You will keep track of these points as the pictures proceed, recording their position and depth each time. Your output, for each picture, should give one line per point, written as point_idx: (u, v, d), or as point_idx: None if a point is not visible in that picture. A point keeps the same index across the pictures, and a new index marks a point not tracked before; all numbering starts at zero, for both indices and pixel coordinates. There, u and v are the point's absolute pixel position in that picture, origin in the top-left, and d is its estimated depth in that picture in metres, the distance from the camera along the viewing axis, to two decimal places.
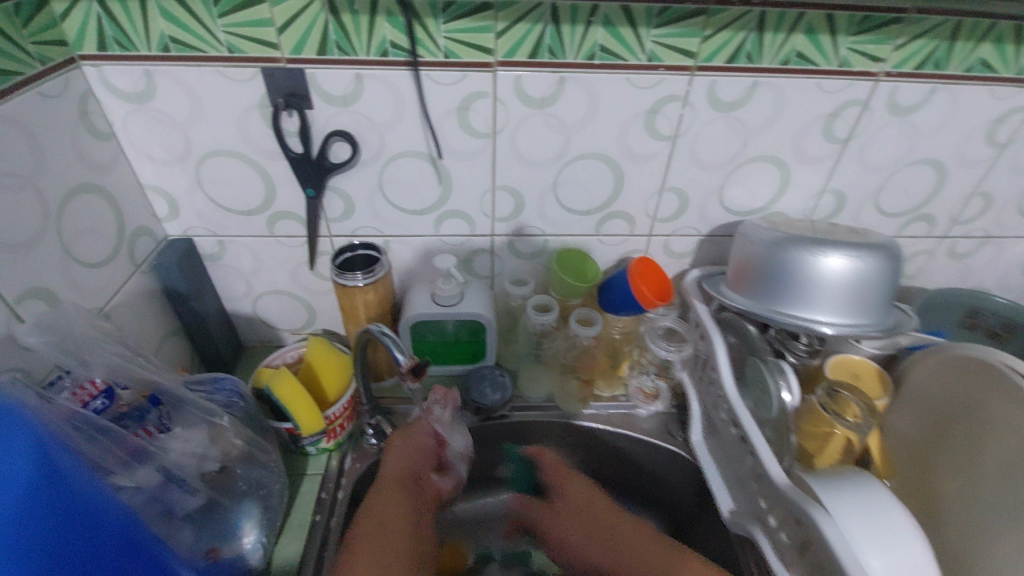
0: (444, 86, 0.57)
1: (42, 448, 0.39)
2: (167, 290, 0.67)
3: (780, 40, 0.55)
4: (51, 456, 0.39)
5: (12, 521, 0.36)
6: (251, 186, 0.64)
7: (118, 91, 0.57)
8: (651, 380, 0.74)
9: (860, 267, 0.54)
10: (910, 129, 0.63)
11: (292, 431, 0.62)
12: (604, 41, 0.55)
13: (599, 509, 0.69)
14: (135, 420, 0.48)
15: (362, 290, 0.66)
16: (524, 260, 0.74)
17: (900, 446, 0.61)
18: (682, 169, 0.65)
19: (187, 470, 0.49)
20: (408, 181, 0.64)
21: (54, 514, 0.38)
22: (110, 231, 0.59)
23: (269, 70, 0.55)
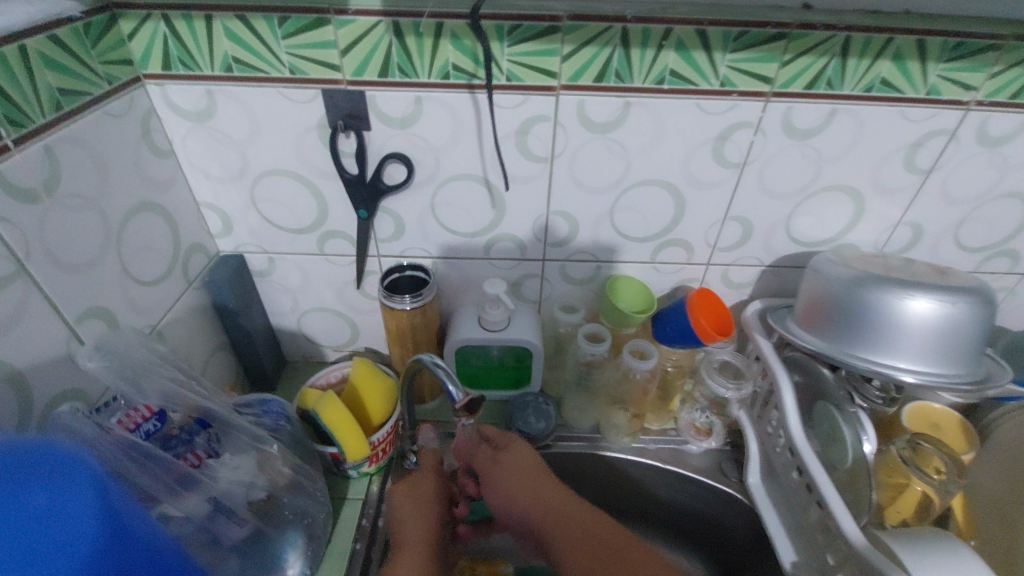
0: (504, 109, 0.55)
1: (103, 488, 0.33)
2: (216, 306, 0.66)
3: (865, 67, 0.52)
4: (112, 498, 0.33)
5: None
6: (304, 205, 0.63)
7: (179, 110, 0.57)
8: (704, 416, 0.70)
9: (950, 313, 0.50)
10: (1000, 161, 0.59)
11: (336, 456, 0.61)
12: (675, 65, 0.52)
13: (545, 486, 0.55)
14: (183, 444, 0.47)
15: (410, 313, 0.64)
16: (575, 285, 0.71)
17: (982, 502, 0.54)
18: (748, 198, 0.62)
19: (236, 499, 0.48)
20: (461, 204, 0.63)
21: (113, 569, 0.32)
22: (165, 248, 0.59)
23: (329, 91, 0.54)
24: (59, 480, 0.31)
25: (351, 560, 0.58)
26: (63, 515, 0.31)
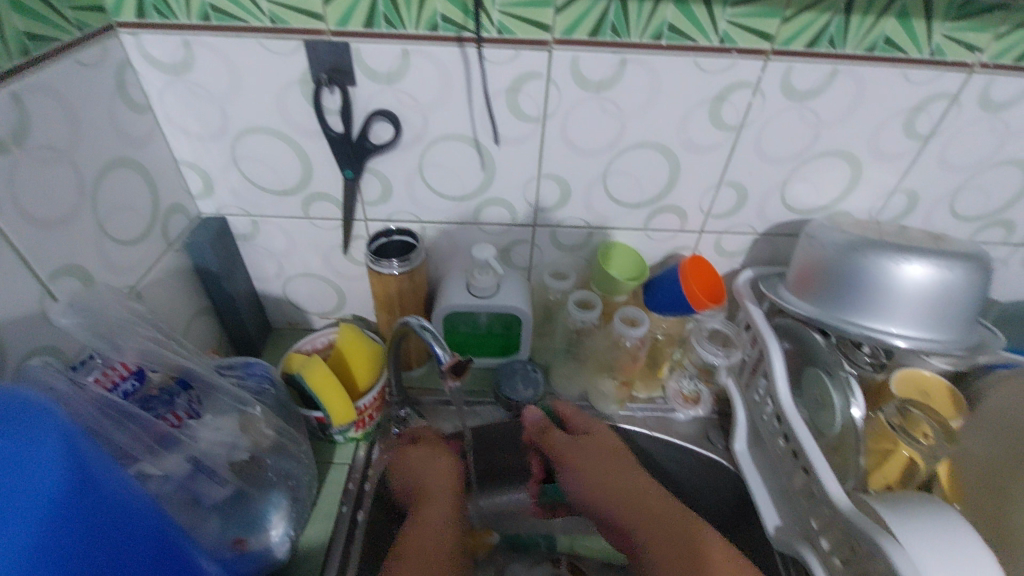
0: (496, 65, 0.53)
1: (72, 446, 0.32)
2: (198, 269, 0.65)
3: (868, 25, 0.50)
4: (82, 455, 0.32)
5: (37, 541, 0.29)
6: (287, 166, 0.61)
7: (154, 61, 0.54)
8: (692, 384, 0.72)
9: (945, 279, 0.50)
10: (1001, 127, 0.58)
11: (321, 421, 0.60)
12: (674, 19, 0.50)
13: (624, 472, 0.60)
14: (163, 404, 0.46)
15: (398, 278, 0.63)
16: (565, 252, 0.70)
17: (970, 469, 0.54)
18: (743, 162, 0.60)
19: (217, 460, 0.47)
20: (450, 166, 0.61)
21: (86, 525, 0.32)
22: (144, 207, 0.57)
23: (312, 43, 0.52)
24: (25, 432, 0.30)
25: (336, 523, 0.59)
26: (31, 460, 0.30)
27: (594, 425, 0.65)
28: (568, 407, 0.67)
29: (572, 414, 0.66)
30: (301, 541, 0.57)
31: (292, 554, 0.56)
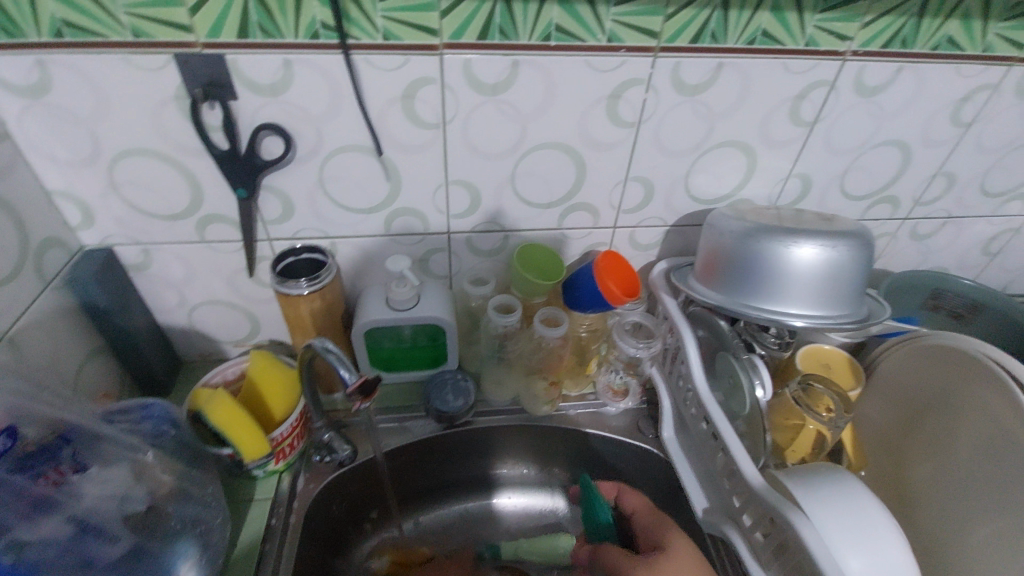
0: (386, 72, 0.52)
1: None
2: (84, 307, 0.59)
3: (746, 19, 0.52)
4: None
5: None
6: (175, 188, 0.57)
7: (3, 82, 0.49)
8: (620, 377, 0.71)
9: (833, 257, 0.52)
10: (876, 110, 0.61)
11: (234, 457, 0.56)
12: (560, 19, 0.50)
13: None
14: (44, 461, 0.41)
15: (308, 298, 0.60)
16: (483, 258, 0.69)
17: (872, 434, 0.60)
18: (647, 157, 0.61)
19: (106, 515, 0.43)
20: (353, 178, 0.59)
21: None
22: (10, 245, 0.51)
23: (183, 57, 0.48)
24: None
25: (258, 563, 0.55)
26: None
27: (666, 526, 0.57)
28: (640, 504, 0.61)
29: (643, 512, 0.60)
30: None
31: None
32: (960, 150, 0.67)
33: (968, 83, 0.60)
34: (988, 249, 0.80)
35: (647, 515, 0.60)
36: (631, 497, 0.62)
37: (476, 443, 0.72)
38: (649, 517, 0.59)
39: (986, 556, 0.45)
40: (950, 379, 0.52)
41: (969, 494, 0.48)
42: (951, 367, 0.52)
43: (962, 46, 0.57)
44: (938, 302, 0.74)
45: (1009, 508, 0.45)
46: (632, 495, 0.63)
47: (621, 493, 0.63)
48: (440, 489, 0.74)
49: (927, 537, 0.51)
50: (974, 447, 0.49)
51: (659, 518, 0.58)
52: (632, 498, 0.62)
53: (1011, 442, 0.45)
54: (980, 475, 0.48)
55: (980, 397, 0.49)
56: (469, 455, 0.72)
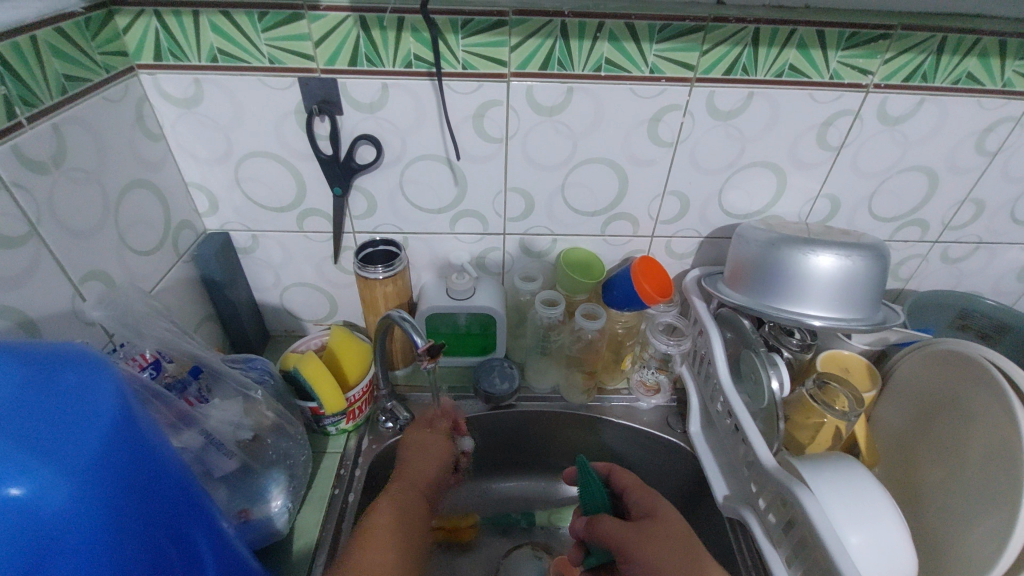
0: (462, 95, 0.62)
1: (125, 400, 0.35)
2: (204, 279, 0.72)
3: (774, 55, 0.60)
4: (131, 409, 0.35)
5: (84, 472, 0.31)
6: (284, 185, 0.70)
7: (169, 97, 0.63)
8: (652, 374, 0.79)
9: (849, 266, 0.58)
10: (901, 138, 0.67)
11: (315, 411, 0.67)
12: (610, 54, 0.59)
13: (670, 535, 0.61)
14: (178, 391, 0.54)
15: (383, 282, 0.71)
16: (533, 258, 0.78)
17: (885, 436, 0.65)
18: (683, 174, 0.69)
19: (226, 435, 0.53)
20: (427, 182, 0.70)
21: (128, 463, 0.34)
22: (158, 223, 0.65)
23: (305, 80, 0.61)
24: (83, 377, 0.34)
25: (330, 502, 0.65)
26: (77, 397, 0.33)
27: (654, 499, 0.66)
28: (631, 481, 0.70)
29: (633, 487, 0.69)
30: (297, 521, 0.63)
31: (289, 531, 0.62)
32: (987, 178, 0.71)
33: (991, 115, 0.65)
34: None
35: (634, 490, 0.69)
36: (622, 476, 0.71)
37: (519, 425, 0.80)
38: (630, 482, 0.70)
39: (977, 546, 0.50)
40: (957, 385, 0.57)
41: (967, 490, 0.53)
42: (964, 374, 0.56)
43: (982, 81, 0.63)
44: (966, 322, 0.77)
45: (998, 502, 0.49)
46: (622, 474, 0.71)
47: (613, 474, 0.72)
48: (487, 467, 0.83)
49: (929, 528, 0.56)
50: (973, 448, 0.53)
51: (647, 493, 0.67)
52: (621, 477, 0.70)
53: (1004, 440, 0.50)
54: (980, 473, 0.52)
55: (986, 401, 0.53)
56: (510, 433, 0.80)
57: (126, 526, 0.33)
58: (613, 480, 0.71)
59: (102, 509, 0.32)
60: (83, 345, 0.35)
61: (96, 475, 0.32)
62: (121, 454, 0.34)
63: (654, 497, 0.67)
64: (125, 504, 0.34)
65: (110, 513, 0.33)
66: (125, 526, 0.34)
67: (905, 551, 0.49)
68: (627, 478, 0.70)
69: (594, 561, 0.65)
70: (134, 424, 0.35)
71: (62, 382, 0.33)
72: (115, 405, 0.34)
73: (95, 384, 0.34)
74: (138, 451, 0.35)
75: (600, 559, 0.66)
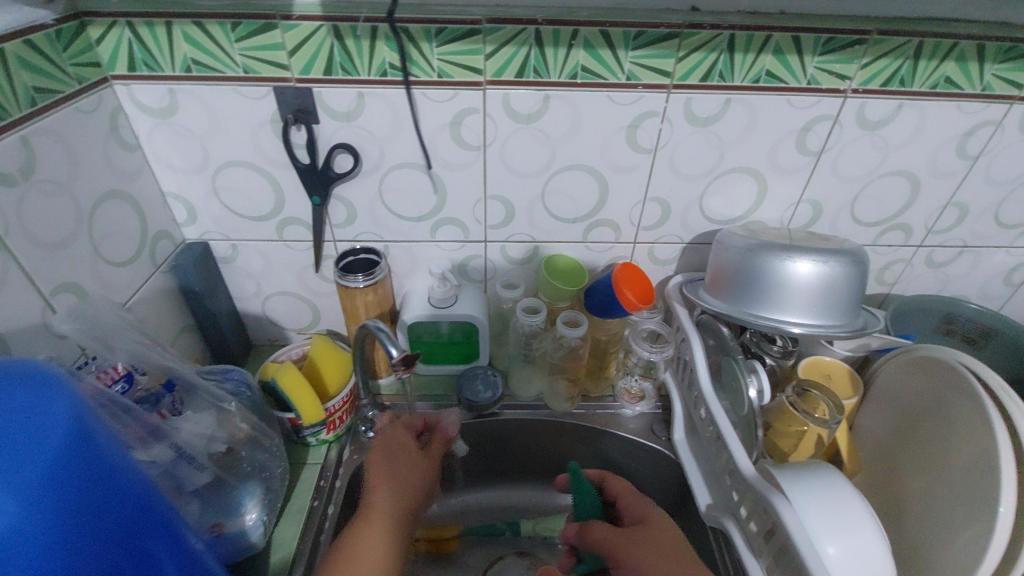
0: (438, 103, 0.62)
1: (81, 417, 0.34)
2: (183, 289, 0.72)
3: (750, 61, 0.59)
4: (89, 426, 0.35)
5: (32, 494, 0.30)
6: (262, 195, 0.69)
7: (143, 107, 0.62)
8: (637, 382, 0.78)
9: (827, 272, 0.58)
10: (881, 143, 0.67)
11: (294, 422, 0.66)
12: (585, 61, 0.59)
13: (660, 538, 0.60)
14: (150, 404, 0.53)
15: (363, 291, 0.70)
16: (516, 265, 0.78)
17: (869, 444, 0.65)
18: (662, 180, 0.69)
19: (198, 448, 0.53)
20: (406, 190, 0.69)
21: (83, 482, 0.33)
22: (135, 234, 0.64)
23: (280, 89, 0.61)
24: (37, 396, 0.33)
25: (308, 515, 0.64)
26: (26, 416, 0.32)
27: (646, 506, 0.65)
28: (624, 488, 0.69)
29: (626, 494, 0.68)
30: (275, 533, 0.63)
31: (266, 544, 0.61)
32: (969, 182, 0.71)
33: (971, 119, 0.65)
34: (1009, 279, 0.82)
35: (626, 496, 0.68)
36: (615, 483, 0.70)
37: (503, 433, 0.79)
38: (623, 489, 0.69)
39: (958, 555, 0.49)
40: (938, 391, 0.56)
41: (947, 497, 0.52)
42: (945, 380, 0.55)
43: (961, 86, 0.62)
44: (951, 327, 0.76)
45: (974, 511, 0.49)
46: (615, 481, 0.70)
47: (606, 480, 0.71)
48: (472, 477, 0.82)
49: (910, 536, 0.55)
50: (954, 455, 0.52)
51: (637, 500, 0.67)
52: (614, 484, 0.70)
53: (982, 446, 0.49)
54: (957, 481, 0.51)
55: (965, 409, 0.52)
56: (493, 443, 0.80)
57: (79, 547, 0.33)
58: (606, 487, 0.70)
59: (54, 530, 0.31)
60: (39, 360, 0.35)
61: (47, 497, 0.31)
62: (73, 476, 0.33)
63: (646, 504, 0.66)
64: (78, 524, 0.33)
65: (61, 535, 0.32)
66: (80, 547, 0.33)
67: (884, 561, 0.48)
68: (619, 483, 0.69)
69: (584, 568, 0.67)
70: (92, 442, 0.35)
71: (12, 400, 0.32)
72: (68, 424, 0.33)
73: (49, 402, 0.33)
74: (95, 470, 0.34)
75: (590, 566, 0.67)
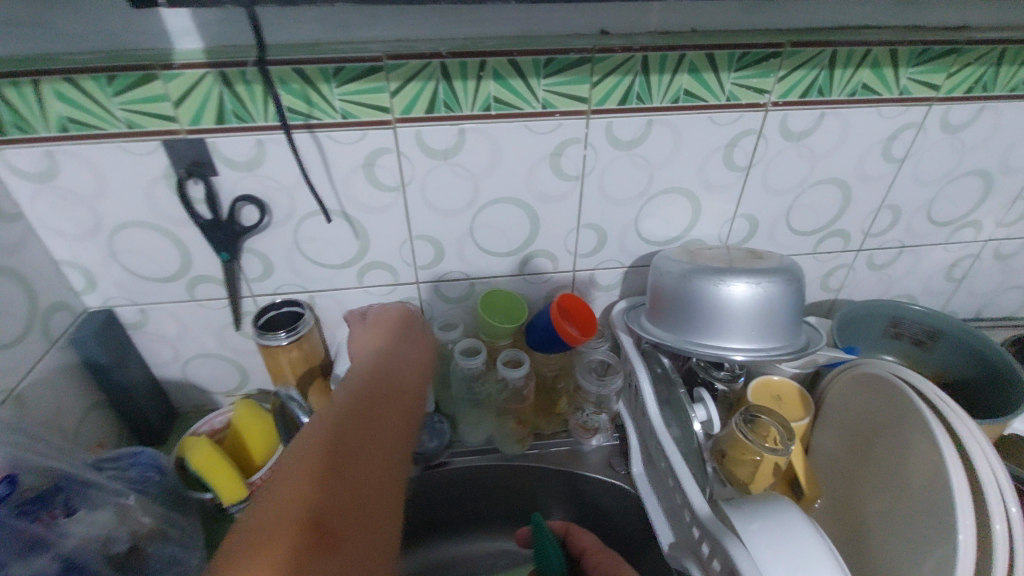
0: (345, 145, 0.58)
1: None
2: (85, 363, 0.65)
3: (667, 80, 0.58)
4: None
5: None
6: (166, 254, 0.64)
7: (18, 172, 0.56)
8: (590, 416, 0.73)
9: (763, 293, 0.56)
10: (808, 152, 0.66)
11: (215, 501, 0.60)
12: (497, 92, 0.56)
13: None
14: (38, 507, 0.46)
15: (286, 348, 0.65)
16: (453, 304, 0.74)
17: (827, 466, 0.62)
18: (593, 206, 0.67)
19: (91, 556, 0.47)
20: (325, 238, 0.65)
21: None
22: (19, 311, 0.58)
23: (170, 142, 0.56)
24: None
25: None
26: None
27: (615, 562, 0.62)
28: (591, 543, 0.66)
29: (593, 550, 0.65)
30: None
31: None
32: (900, 184, 0.70)
33: (893, 122, 0.65)
34: (951, 275, 0.83)
35: (593, 552, 0.65)
36: (581, 537, 0.67)
37: (456, 483, 0.74)
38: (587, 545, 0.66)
39: None
40: (890, 409, 0.55)
41: (904, 523, 0.51)
42: (893, 396, 0.54)
43: (879, 91, 0.62)
44: (899, 330, 0.75)
45: (930, 537, 0.47)
46: (582, 534, 0.68)
47: (569, 535, 0.68)
48: (428, 530, 0.77)
49: (872, 564, 0.53)
50: (910, 476, 0.50)
51: (606, 555, 0.64)
52: (582, 539, 0.67)
53: (935, 468, 0.47)
54: (913, 504, 0.50)
55: (915, 421, 0.51)
56: (448, 493, 0.75)
57: None
58: (572, 541, 0.68)
59: None
60: None
61: None
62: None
63: (614, 563, 0.62)
64: None
65: None
66: None
67: None
68: (585, 535, 0.67)
69: None
70: None
71: None
72: None
73: None
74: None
75: None
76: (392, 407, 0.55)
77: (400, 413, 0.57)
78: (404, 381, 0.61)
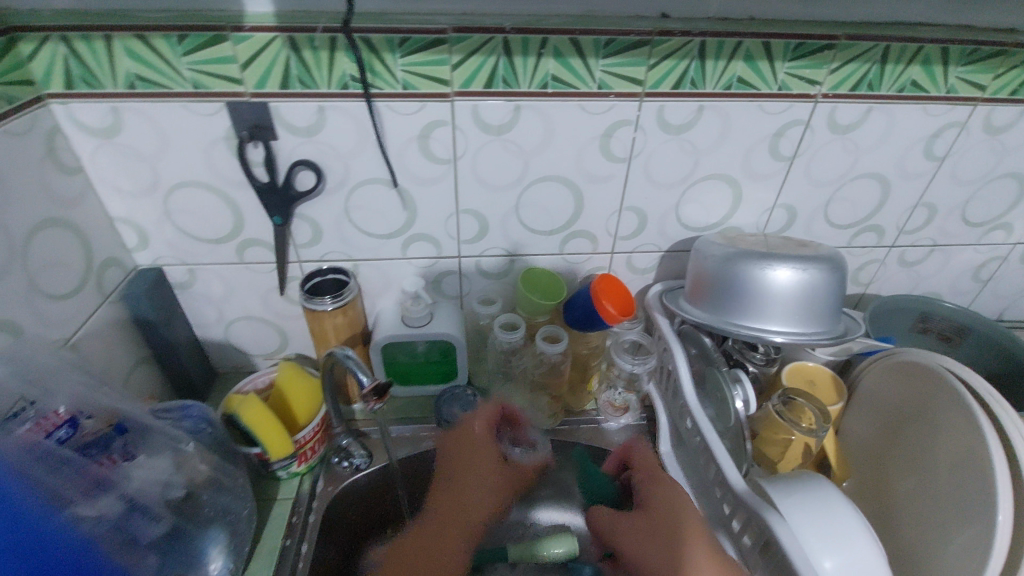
0: (403, 116, 0.59)
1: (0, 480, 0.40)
2: (134, 319, 0.67)
3: (722, 67, 0.59)
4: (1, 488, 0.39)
5: None
6: (219, 216, 0.65)
7: (83, 127, 0.58)
8: (620, 394, 0.77)
9: (806, 279, 0.57)
10: (852, 146, 0.67)
11: (261, 457, 0.62)
12: (556, 70, 0.58)
13: (672, 519, 0.55)
14: (100, 449, 0.47)
15: (331, 314, 0.67)
16: (492, 280, 0.76)
17: (858, 450, 0.64)
18: (638, 189, 0.68)
19: (152, 497, 0.48)
20: (374, 207, 0.66)
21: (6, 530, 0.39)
22: (78, 264, 0.59)
23: (234, 104, 0.57)
24: None
25: (281, 554, 0.60)
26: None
27: (676, 515, 0.56)
28: (643, 460, 0.63)
29: (644, 469, 0.62)
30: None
31: None
32: (937, 182, 0.71)
33: (937, 120, 0.66)
34: (979, 275, 0.84)
35: (644, 472, 0.62)
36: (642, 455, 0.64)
37: None
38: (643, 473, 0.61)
39: (955, 566, 0.48)
40: (926, 399, 0.56)
41: (936, 504, 0.52)
42: (929, 382, 0.56)
43: (927, 89, 0.63)
44: (927, 325, 0.77)
45: (963, 518, 0.49)
46: (638, 452, 0.64)
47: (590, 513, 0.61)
48: None
49: (901, 543, 0.55)
50: (945, 465, 0.52)
51: (658, 483, 0.59)
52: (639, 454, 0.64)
53: (972, 452, 0.49)
54: (946, 486, 0.51)
55: (953, 409, 0.52)
56: None
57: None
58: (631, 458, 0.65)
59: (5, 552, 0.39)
60: None
61: None
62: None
63: (670, 491, 0.58)
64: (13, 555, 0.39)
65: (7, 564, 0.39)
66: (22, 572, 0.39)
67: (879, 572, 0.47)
68: (643, 450, 0.64)
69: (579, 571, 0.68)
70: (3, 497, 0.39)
71: None
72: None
73: None
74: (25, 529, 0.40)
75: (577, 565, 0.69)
76: (446, 521, 0.61)
77: (455, 524, 0.61)
78: (473, 470, 0.64)
